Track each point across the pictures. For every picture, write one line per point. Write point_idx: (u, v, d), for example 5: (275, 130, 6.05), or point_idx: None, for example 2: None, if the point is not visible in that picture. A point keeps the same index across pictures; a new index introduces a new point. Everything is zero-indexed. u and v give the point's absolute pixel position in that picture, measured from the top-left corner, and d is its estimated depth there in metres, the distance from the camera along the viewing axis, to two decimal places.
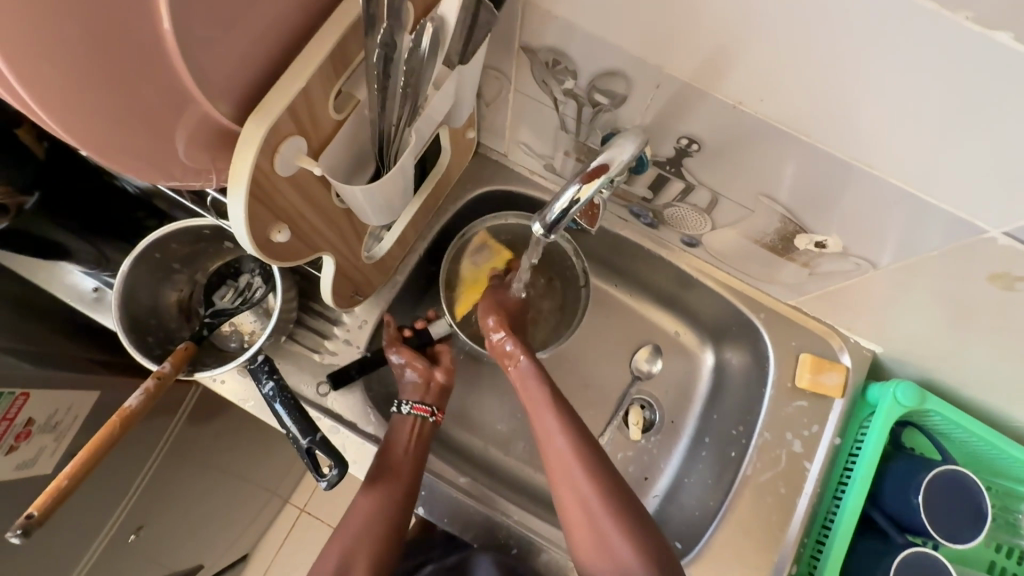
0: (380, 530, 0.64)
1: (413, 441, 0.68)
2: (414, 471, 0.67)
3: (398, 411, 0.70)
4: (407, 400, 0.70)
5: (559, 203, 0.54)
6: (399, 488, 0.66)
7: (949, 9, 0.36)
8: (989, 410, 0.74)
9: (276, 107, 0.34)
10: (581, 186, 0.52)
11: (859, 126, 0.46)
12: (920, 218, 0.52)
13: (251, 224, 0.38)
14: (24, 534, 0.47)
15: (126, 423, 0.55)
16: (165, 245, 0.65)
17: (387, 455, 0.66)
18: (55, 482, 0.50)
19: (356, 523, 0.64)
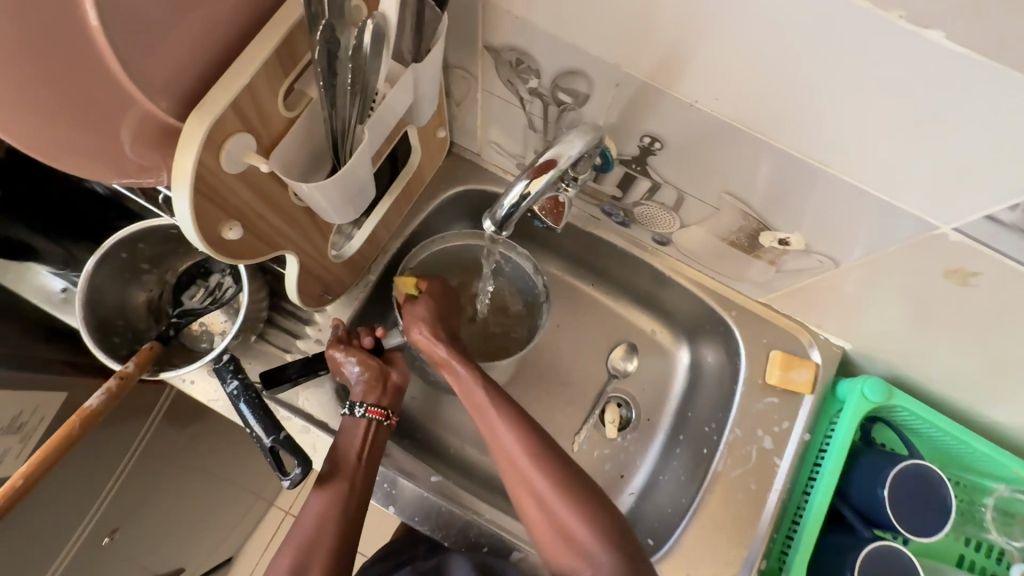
0: (332, 536, 0.63)
1: (367, 445, 0.68)
2: (364, 477, 0.66)
3: (351, 414, 0.68)
4: (362, 403, 0.68)
5: (509, 198, 0.55)
6: (349, 493, 0.65)
7: (883, 8, 0.36)
8: (954, 405, 0.75)
9: (218, 104, 0.35)
10: (529, 180, 0.53)
11: (808, 124, 0.47)
12: (875, 214, 0.53)
13: (199, 221, 0.38)
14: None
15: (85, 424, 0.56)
16: (132, 245, 0.65)
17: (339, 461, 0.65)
18: (13, 481, 0.51)
19: (305, 531, 0.62)
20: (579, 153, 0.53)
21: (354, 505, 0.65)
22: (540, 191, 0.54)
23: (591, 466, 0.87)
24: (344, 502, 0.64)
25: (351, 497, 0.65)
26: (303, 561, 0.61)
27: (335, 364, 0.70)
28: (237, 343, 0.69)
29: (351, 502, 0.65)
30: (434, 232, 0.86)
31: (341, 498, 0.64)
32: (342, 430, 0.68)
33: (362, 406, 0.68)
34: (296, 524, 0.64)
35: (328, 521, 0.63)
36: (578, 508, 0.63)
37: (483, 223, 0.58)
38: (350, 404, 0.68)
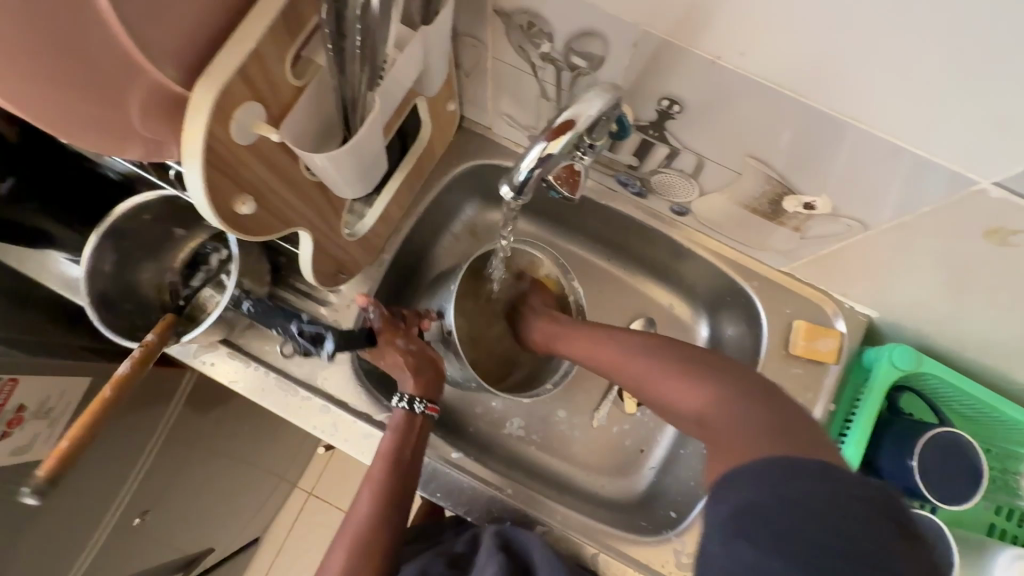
0: (384, 534, 0.61)
1: (412, 437, 0.66)
2: (411, 472, 0.65)
3: (409, 408, 0.66)
4: (420, 399, 0.67)
5: (526, 162, 0.54)
6: (400, 488, 0.64)
7: None
8: (987, 372, 0.72)
9: (225, 71, 0.33)
10: (549, 142, 0.52)
11: (840, 76, 0.45)
12: (910, 172, 0.50)
13: (212, 196, 0.38)
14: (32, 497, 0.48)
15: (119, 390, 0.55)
16: (131, 220, 0.64)
17: (387, 454, 0.64)
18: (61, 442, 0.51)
19: (358, 524, 0.61)
20: (598, 112, 0.51)
21: (406, 500, 0.64)
22: (559, 155, 0.53)
23: (611, 441, 0.86)
24: (396, 496, 0.63)
25: (404, 491, 0.64)
26: (356, 553, 0.59)
27: (390, 352, 0.67)
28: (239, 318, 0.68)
29: (403, 479, 0.64)
30: (446, 210, 0.85)
31: (395, 479, 0.63)
32: (391, 425, 0.67)
33: (420, 401, 0.67)
34: (347, 519, 0.63)
35: (380, 517, 0.62)
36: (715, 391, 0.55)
37: (501, 189, 0.57)
38: (407, 398, 0.66)
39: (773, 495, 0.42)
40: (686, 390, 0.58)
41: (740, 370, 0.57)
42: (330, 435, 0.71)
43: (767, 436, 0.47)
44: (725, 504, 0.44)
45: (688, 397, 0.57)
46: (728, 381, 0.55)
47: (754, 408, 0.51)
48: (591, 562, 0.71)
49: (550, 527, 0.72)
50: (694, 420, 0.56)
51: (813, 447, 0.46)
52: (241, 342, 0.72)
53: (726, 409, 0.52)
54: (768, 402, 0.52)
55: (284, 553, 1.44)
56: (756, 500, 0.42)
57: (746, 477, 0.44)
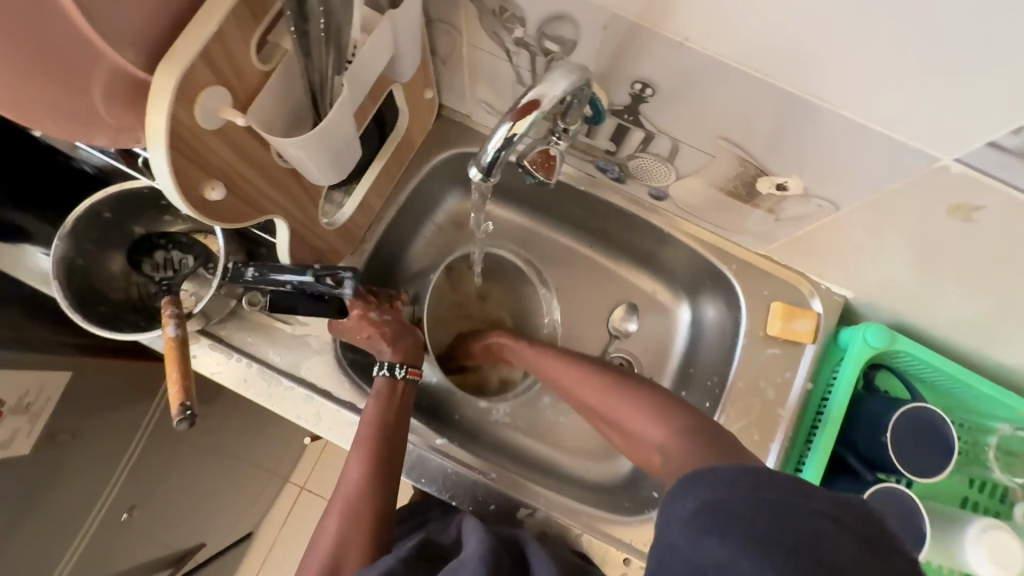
0: (373, 498, 0.63)
1: (395, 402, 0.68)
2: (396, 434, 0.67)
3: (391, 373, 0.69)
4: (403, 365, 0.69)
5: (493, 143, 0.50)
6: (388, 452, 0.66)
7: None
8: (958, 348, 0.74)
9: (188, 54, 0.34)
10: (513, 122, 0.48)
11: (803, 56, 0.45)
12: (875, 150, 0.51)
13: (179, 181, 0.38)
14: (188, 419, 0.52)
15: (186, 342, 0.58)
16: (100, 213, 0.65)
17: (370, 420, 0.66)
18: (171, 381, 0.55)
19: (349, 491, 0.64)
20: (564, 93, 0.48)
21: (393, 462, 0.65)
22: (527, 134, 0.49)
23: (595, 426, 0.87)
24: (385, 459, 0.65)
25: (390, 454, 0.66)
26: (348, 517, 0.62)
27: (366, 325, 0.68)
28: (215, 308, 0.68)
29: (390, 442, 0.66)
30: (427, 199, 0.85)
31: (381, 444, 0.65)
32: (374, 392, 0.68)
33: (402, 367, 0.69)
34: (339, 485, 0.65)
35: (368, 480, 0.64)
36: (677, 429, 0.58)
37: (469, 171, 0.53)
38: (389, 366, 0.69)
39: (729, 502, 0.41)
40: (653, 422, 0.60)
41: (692, 408, 0.60)
42: (314, 425, 0.71)
43: (699, 446, 0.53)
44: (690, 500, 0.43)
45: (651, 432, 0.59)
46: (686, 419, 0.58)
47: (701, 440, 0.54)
48: (575, 542, 0.72)
49: (534, 510, 0.73)
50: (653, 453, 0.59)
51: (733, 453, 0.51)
52: (222, 333, 0.72)
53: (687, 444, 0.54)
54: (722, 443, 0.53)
55: (278, 548, 1.45)
56: (707, 501, 0.42)
57: (698, 481, 0.43)
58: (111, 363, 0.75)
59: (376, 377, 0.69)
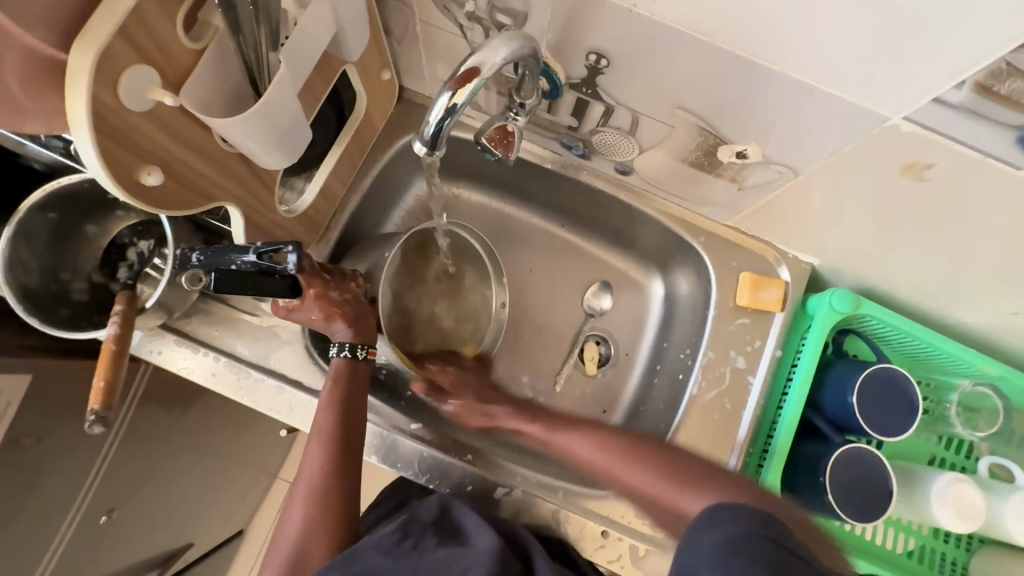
0: (338, 478, 0.64)
1: (355, 384, 0.68)
2: (357, 413, 0.67)
3: (352, 356, 0.68)
4: (364, 346, 0.69)
5: (433, 114, 0.48)
6: (348, 439, 0.65)
7: None
8: (920, 309, 0.76)
9: (106, 31, 0.32)
10: (454, 92, 0.46)
11: (748, 19, 0.45)
12: (828, 112, 0.51)
13: (110, 166, 0.37)
14: (101, 422, 0.52)
15: (122, 343, 0.57)
16: (46, 212, 0.62)
17: (328, 402, 0.66)
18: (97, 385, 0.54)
19: (313, 474, 0.64)
20: (504, 61, 0.46)
21: (354, 447, 0.66)
22: (467, 105, 0.47)
23: (573, 404, 0.88)
24: (346, 446, 0.65)
25: (351, 434, 0.66)
26: (315, 499, 0.62)
27: (323, 306, 0.65)
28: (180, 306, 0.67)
29: (350, 429, 0.66)
30: (393, 184, 0.84)
31: (341, 431, 0.65)
32: (330, 377, 0.67)
33: (363, 350, 0.69)
34: (302, 469, 0.65)
35: (330, 469, 0.64)
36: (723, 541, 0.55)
37: (412, 146, 0.51)
38: (350, 347, 0.68)
39: (740, 533, 0.43)
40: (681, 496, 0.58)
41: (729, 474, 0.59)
42: (285, 416, 0.71)
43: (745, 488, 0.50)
44: (714, 533, 0.44)
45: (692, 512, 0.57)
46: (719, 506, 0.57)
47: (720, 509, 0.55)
48: (552, 519, 0.72)
49: (511, 489, 0.73)
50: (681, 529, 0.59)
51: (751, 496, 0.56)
52: (188, 328, 0.70)
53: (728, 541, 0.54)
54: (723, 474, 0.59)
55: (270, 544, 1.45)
56: (726, 538, 0.44)
57: (714, 518, 0.45)
58: (75, 363, 0.74)
59: (333, 359, 0.68)
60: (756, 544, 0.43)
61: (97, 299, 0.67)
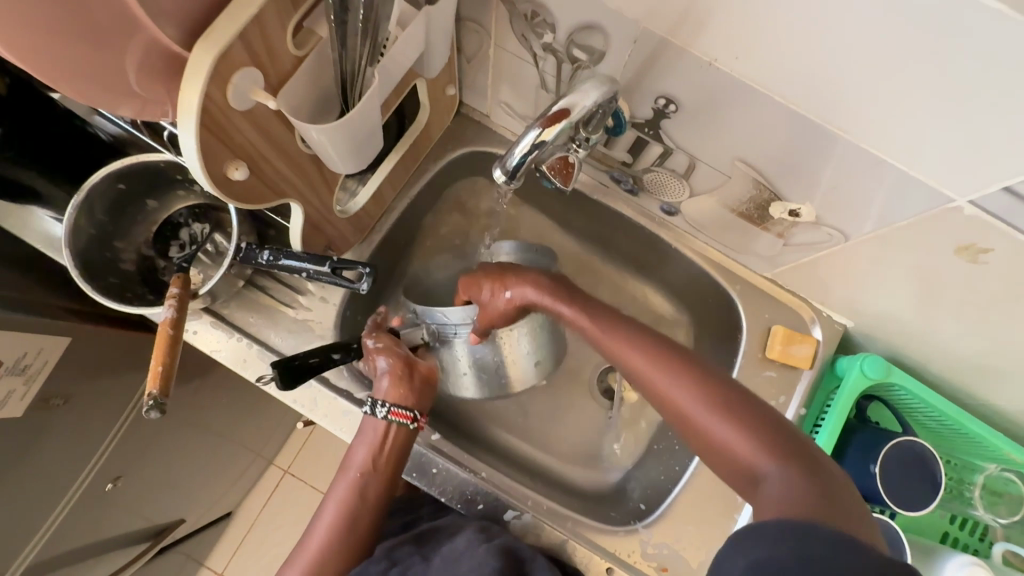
0: (343, 552, 0.63)
1: (382, 457, 0.66)
2: (381, 490, 0.66)
3: (373, 413, 0.65)
4: (385, 404, 0.65)
5: (519, 147, 0.51)
6: (365, 504, 0.65)
7: None
8: (950, 387, 0.75)
9: (227, 34, 0.34)
10: (543, 129, 0.49)
11: (826, 85, 0.46)
12: (889, 184, 0.52)
13: (204, 159, 0.38)
14: (160, 407, 0.50)
15: (178, 328, 0.57)
16: (116, 183, 0.64)
17: (357, 469, 0.65)
18: (154, 367, 0.53)
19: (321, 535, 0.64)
20: (593, 105, 0.48)
21: (367, 515, 0.65)
22: (553, 142, 0.50)
23: (588, 434, 0.87)
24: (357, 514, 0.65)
25: (369, 506, 0.66)
26: (315, 566, 0.62)
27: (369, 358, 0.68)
28: (225, 289, 0.68)
29: (371, 493, 0.66)
30: (438, 196, 0.85)
31: (358, 495, 0.65)
32: (362, 435, 0.66)
33: (384, 406, 0.65)
34: (313, 525, 0.65)
35: (342, 530, 0.64)
36: (786, 460, 0.50)
37: (492, 172, 0.54)
38: (373, 402, 0.66)
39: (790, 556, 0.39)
40: (736, 435, 0.53)
41: (784, 426, 0.53)
42: (309, 410, 0.71)
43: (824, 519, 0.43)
44: (740, 558, 0.40)
45: (727, 437, 0.53)
46: (784, 441, 0.51)
47: (791, 475, 0.48)
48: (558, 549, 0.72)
49: (522, 513, 0.72)
50: (737, 473, 0.52)
51: (846, 522, 0.44)
52: (225, 312, 0.72)
53: (788, 475, 0.48)
54: (809, 463, 0.49)
55: (257, 529, 1.44)
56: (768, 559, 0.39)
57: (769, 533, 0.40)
58: (106, 329, 0.75)
59: (364, 417, 0.66)
60: (806, 544, 0.39)
61: (143, 273, 0.68)
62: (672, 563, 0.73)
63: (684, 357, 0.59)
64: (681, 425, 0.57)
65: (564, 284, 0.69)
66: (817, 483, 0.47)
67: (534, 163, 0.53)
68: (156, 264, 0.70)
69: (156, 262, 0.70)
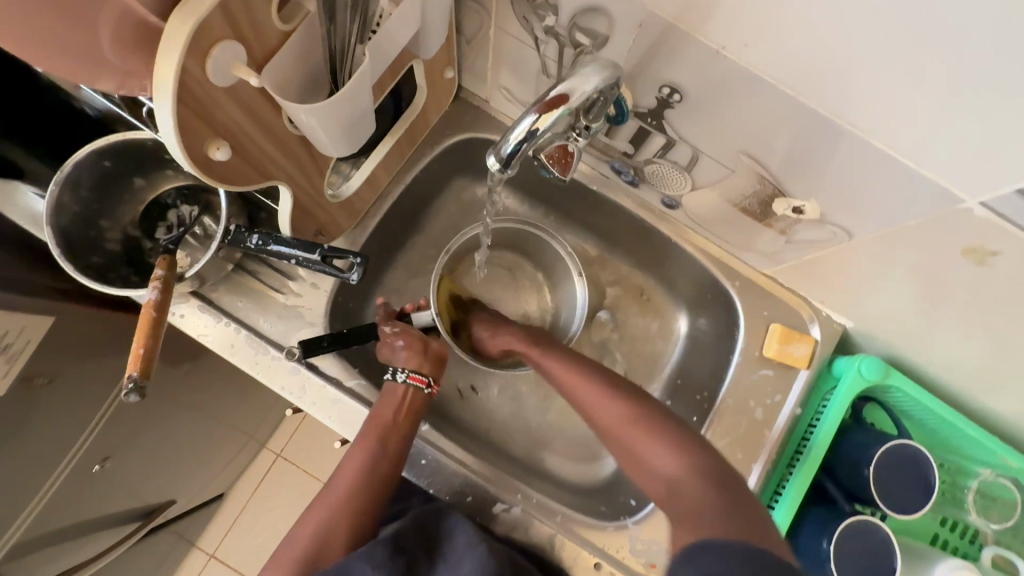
0: (363, 506, 0.62)
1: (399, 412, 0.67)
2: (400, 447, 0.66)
3: (393, 378, 0.68)
4: (404, 369, 0.68)
5: (515, 134, 0.49)
6: (384, 460, 0.64)
7: None
8: (948, 390, 0.74)
9: (206, 4, 0.32)
10: (539, 115, 0.47)
11: (837, 76, 0.44)
12: (897, 181, 0.50)
13: (182, 136, 0.36)
14: (140, 390, 0.49)
15: (162, 311, 0.55)
16: (101, 161, 0.62)
17: (379, 423, 0.66)
18: (136, 349, 0.51)
19: (341, 488, 0.63)
20: (594, 90, 0.47)
21: (389, 472, 0.64)
22: (549, 129, 0.48)
23: (580, 428, 0.86)
24: (377, 468, 0.64)
25: (387, 463, 0.65)
26: (333, 519, 0.61)
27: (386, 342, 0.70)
28: (213, 273, 0.67)
29: (392, 447, 0.65)
30: (435, 183, 0.83)
31: (381, 450, 0.65)
32: (385, 394, 0.68)
33: (403, 372, 0.68)
34: (334, 480, 0.65)
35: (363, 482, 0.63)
36: (705, 479, 0.54)
37: (487, 160, 0.52)
38: (395, 370, 0.68)
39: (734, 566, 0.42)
40: (667, 458, 0.58)
41: (706, 446, 0.59)
42: (297, 398, 0.70)
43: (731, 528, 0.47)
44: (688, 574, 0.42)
45: (664, 461, 0.58)
46: (707, 462, 0.56)
47: (717, 500, 0.52)
48: (547, 542, 0.71)
49: (511, 506, 0.72)
50: (662, 486, 0.57)
51: (750, 531, 0.47)
52: (214, 296, 0.70)
53: (702, 492, 0.53)
54: (728, 484, 0.54)
55: (248, 512, 1.44)
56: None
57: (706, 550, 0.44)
58: (91, 310, 0.73)
59: (387, 380, 0.69)
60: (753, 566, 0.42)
61: (128, 255, 0.67)
62: (661, 559, 0.72)
63: (632, 391, 0.66)
64: (624, 452, 0.62)
65: (545, 336, 0.77)
66: (727, 500, 0.52)
67: (530, 151, 0.51)
68: (142, 245, 0.68)
69: (143, 244, 0.68)
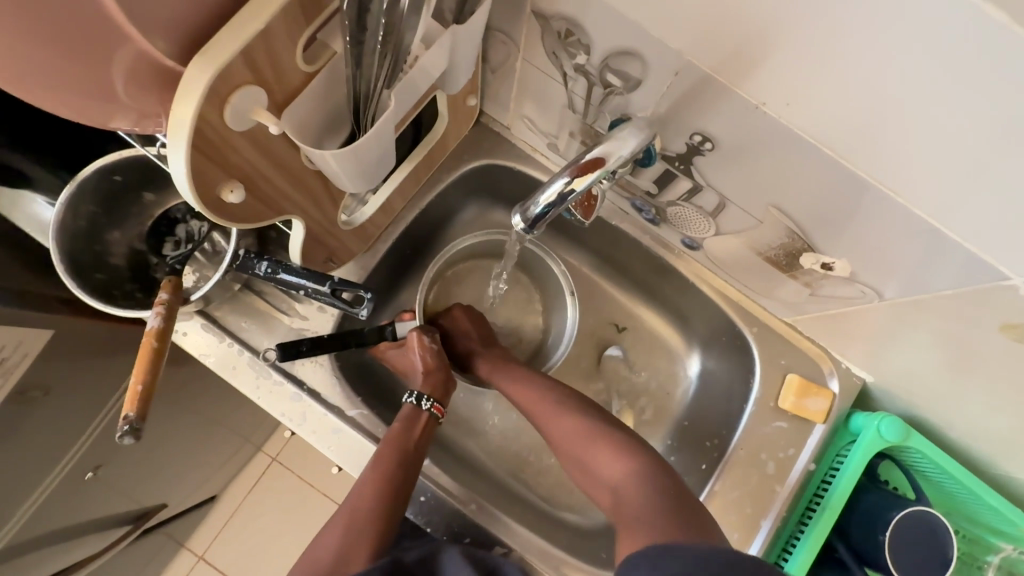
0: (381, 524, 0.61)
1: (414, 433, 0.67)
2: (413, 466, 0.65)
3: (417, 404, 0.69)
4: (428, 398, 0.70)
5: (545, 195, 0.50)
6: (399, 477, 0.63)
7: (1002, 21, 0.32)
8: (970, 455, 0.72)
9: (228, 50, 0.31)
10: (573, 178, 0.47)
11: (875, 142, 0.42)
12: (934, 251, 0.48)
13: (194, 178, 0.35)
14: (135, 434, 0.47)
15: (163, 340, 0.53)
16: (112, 175, 0.61)
17: (390, 442, 0.65)
18: (134, 384, 0.49)
19: (355, 506, 0.62)
20: (630, 154, 0.46)
21: (403, 489, 0.63)
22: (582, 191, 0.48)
23: None
24: (392, 484, 0.63)
25: (402, 481, 0.64)
26: (349, 536, 0.60)
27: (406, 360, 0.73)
28: (219, 294, 0.65)
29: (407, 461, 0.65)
30: (449, 207, 0.81)
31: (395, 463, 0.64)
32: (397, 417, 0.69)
33: (428, 399, 0.70)
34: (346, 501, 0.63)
35: (380, 498, 0.62)
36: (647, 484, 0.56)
37: (513, 217, 0.53)
38: (417, 394, 0.70)
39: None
40: (610, 460, 0.60)
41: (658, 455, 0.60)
42: (298, 426, 0.68)
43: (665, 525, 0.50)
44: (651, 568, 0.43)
45: (612, 470, 0.60)
46: (653, 465, 0.58)
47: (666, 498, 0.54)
48: None
49: (510, 550, 0.70)
50: (608, 491, 0.60)
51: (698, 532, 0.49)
52: (218, 315, 0.68)
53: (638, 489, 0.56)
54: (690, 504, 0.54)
55: (240, 516, 1.42)
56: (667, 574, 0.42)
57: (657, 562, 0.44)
58: (92, 321, 0.72)
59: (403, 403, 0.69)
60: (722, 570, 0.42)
61: (133, 270, 0.65)
62: None
63: (588, 406, 0.67)
64: (574, 459, 0.65)
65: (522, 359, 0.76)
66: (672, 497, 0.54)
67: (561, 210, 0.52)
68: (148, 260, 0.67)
69: (149, 259, 0.66)
